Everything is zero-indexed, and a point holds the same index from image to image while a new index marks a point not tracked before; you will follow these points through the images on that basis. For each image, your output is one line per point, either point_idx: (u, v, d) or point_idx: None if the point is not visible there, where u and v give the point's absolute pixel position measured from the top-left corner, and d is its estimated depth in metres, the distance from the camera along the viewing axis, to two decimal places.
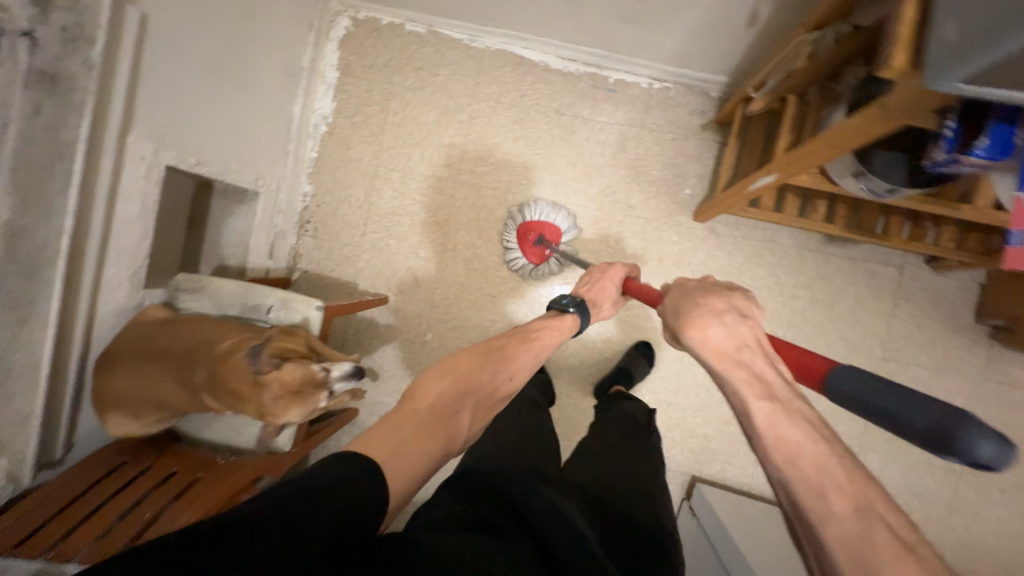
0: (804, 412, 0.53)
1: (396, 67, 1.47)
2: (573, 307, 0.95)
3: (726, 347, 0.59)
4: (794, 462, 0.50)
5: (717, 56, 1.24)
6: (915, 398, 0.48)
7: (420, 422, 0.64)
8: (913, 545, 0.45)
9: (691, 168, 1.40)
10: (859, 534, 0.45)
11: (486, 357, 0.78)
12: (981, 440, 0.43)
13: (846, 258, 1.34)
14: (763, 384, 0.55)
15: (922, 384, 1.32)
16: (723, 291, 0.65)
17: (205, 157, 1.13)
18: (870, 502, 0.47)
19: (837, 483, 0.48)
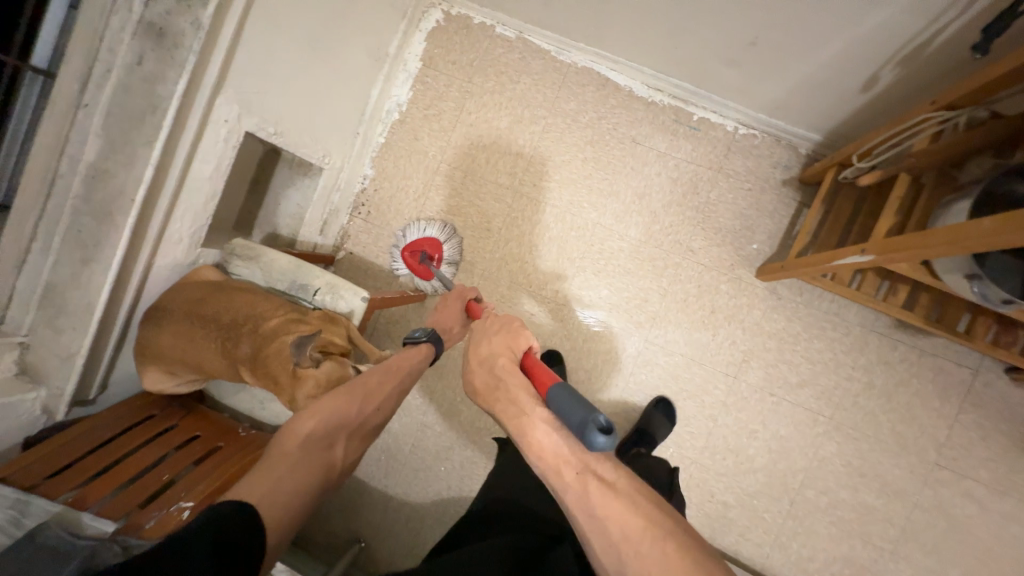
0: (542, 417, 0.63)
1: (479, 68, 1.45)
2: (426, 339, 0.95)
3: (486, 386, 0.70)
4: (545, 462, 0.61)
5: (818, 114, 1.16)
6: (576, 400, 0.60)
7: (291, 459, 0.76)
8: (614, 482, 0.59)
9: (763, 223, 1.32)
10: (580, 494, 0.58)
11: (358, 390, 0.84)
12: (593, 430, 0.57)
13: (915, 348, 1.24)
14: (513, 405, 0.66)
15: (975, 500, 1.21)
16: (495, 334, 0.75)
17: (281, 128, 1.13)
18: (586, 463, 0.60)
19: (564, 457, 0.60)
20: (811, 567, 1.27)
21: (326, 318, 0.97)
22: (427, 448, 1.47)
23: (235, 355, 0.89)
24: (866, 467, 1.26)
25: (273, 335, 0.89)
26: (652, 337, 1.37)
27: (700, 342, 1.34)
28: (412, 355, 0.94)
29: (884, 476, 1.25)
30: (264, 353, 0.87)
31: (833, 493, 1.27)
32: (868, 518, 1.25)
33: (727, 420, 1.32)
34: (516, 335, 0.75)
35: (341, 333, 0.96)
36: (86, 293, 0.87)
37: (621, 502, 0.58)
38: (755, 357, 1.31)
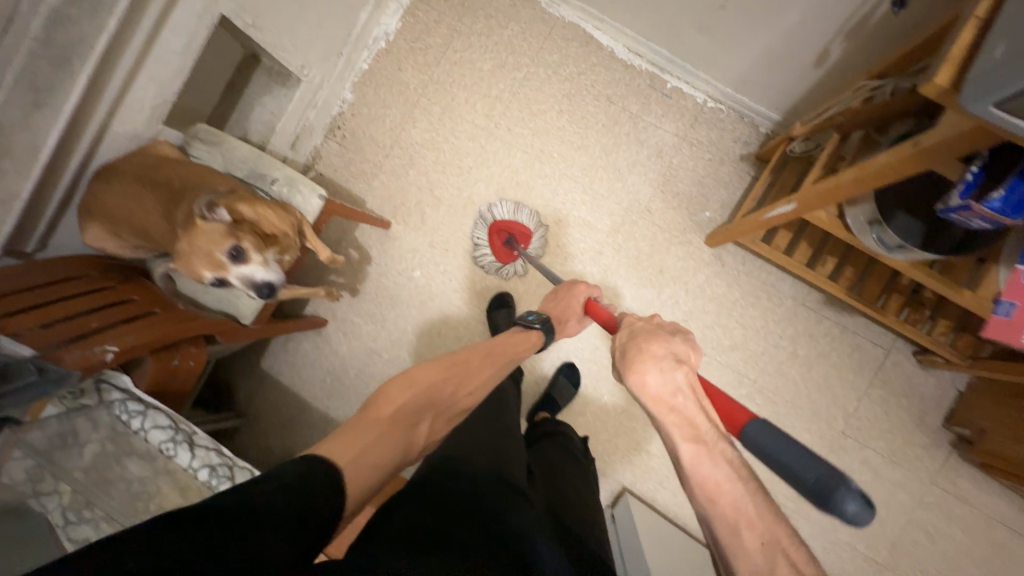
0: (726, 455, 0.59)
1: (470, 9, 1.48)
2: (539, 326, 0.96)
3: (662, 393, 0.64)
4: (715, 502, 0.56)
5: (777, 90, 1.24)
6: (807, 452, 0.57)
7: (382, 426, 0.64)
8: (801, 565, 0.52)
9: (718, 193, 1.40)
10: (763, 565, 0.52)
11: (454, 366, 0.78)
12: (850, 498, 0.52)
13: (838, 324, 1.33)
14: (691, 427, 0.61)
15: (871, 468, 1.31)
16: (664, 338, 0.71)
17: (260, 23, 1.13)
18: (776, 536, 0.54)
19: (750, 519, 0.54)
20: None
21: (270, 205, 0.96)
22: (372, 373, 1.49)
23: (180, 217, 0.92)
24: (780, 429, 1.34)
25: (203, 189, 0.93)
26: (601, 289, 1.42)
27: (645, 299, 1.41)
28: (518, 343, 0.92)
29: (795, 440, 1.34)
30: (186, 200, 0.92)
31: None
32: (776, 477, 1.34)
33: None
34: (693, 350, 0.71)
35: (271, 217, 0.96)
36: (34, 137, 0.86)
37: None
38: (694, 317, 1.39)
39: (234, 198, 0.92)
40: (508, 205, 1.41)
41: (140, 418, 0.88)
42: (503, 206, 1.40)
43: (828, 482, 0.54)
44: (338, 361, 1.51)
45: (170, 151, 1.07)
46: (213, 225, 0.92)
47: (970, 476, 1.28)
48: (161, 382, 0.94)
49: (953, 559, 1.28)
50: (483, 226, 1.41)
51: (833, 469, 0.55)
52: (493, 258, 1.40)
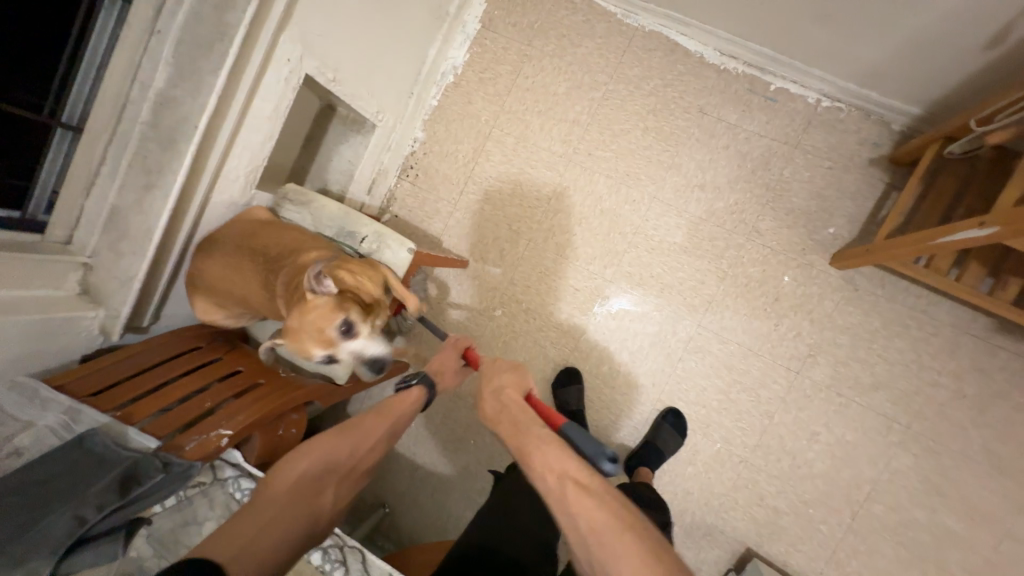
0: (539, 432, 0.64)
1: (539, 31, 1.40)
2: (418, 381, 0.89)
3: (494, 411, 0.69)
4: (535, 473, 0.60)
5: (921, 80, 1.03)
6: (593, 437, 0.69)
7: (274, 507, 0.62)
8: (595, 492, 0.57)
9: (843, 205, 1.20)
10: (571, 510, 0.56)
11: (353, 429, 0.74)
12: (609, 463, 0.66)
13: (1018, 355, 1.08)
14: (511, 421, 0.67)
15: None
16: (503, 368, 0.76)
17: (340, 76, 1.12)
18: (569, 474, 0.59)
19: (558, 471, 0.59)
20: None
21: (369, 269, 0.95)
22: (456, 419, 1.43)
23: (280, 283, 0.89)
24: (946, 484, 1.11)
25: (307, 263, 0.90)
26: (704, 323, 1.27)
27: (759, 332, 1.23)
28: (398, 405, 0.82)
29: (969, 498, 1.10)
30: (290, 275, 0.89)
31: (905, 512, 1.13)
32: (946, 543, 1.11)
33: (785, 418, 1.20)
34: (523, 370, 0.76)
35: (372, 283, 0.94)
36: (147, 218, 0.88)
37: (608, 522, 0.55)
38: (822, 352, 1.19)
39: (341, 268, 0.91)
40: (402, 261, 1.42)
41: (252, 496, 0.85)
42: None
43: (595, 451, 0.67)
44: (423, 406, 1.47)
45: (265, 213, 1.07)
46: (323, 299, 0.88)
47: None
48: (271, 455, 0.93)
49: None
50: None
51: (601, 443, 0.68)
52: None
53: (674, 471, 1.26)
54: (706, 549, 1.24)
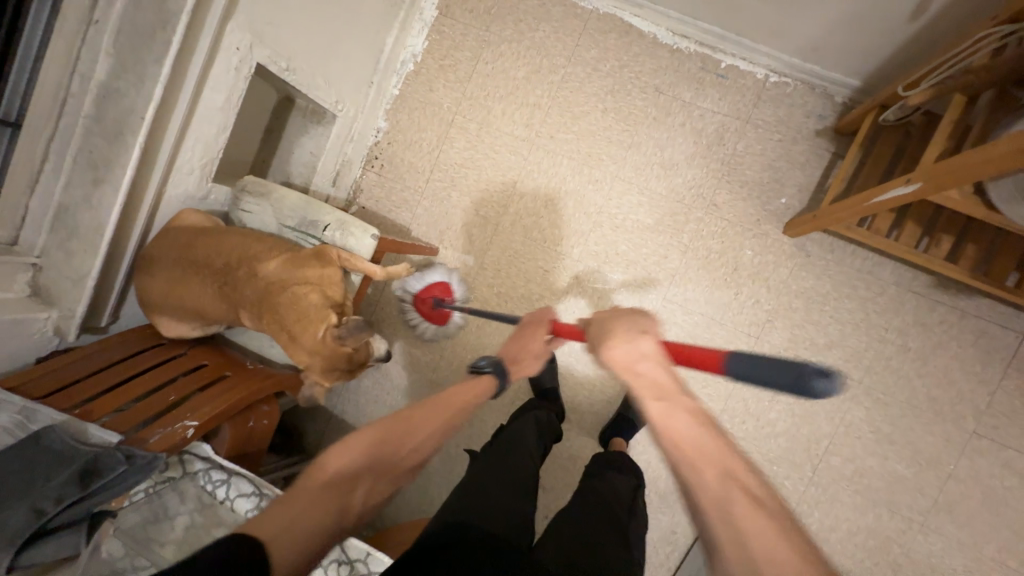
0: (688, 406, 0.55)
1: (497, 16, 1.40)
2: (490, 369, 0.87)
3: (624, 365, 0.59)
4: (680, 452, 0.52)
5: (857, 52, 1.09)
6: (776, 360, 0.55)
7: (309, 497, 0.58)
8: (758, 496, 0.49)
9: (793, 176, 1.25)
10: (722, 500, 0.49)
11: (402, 417, 0.71)
12: (825, 381, 0.51)
13: (955, 310, 1.16)
14: (656, 386, 0.56)
15: (1014, 471, 1.13)
16: (624, 316, 0.65)
17: (294, 65, 1.11)
18: (729, 467, 0.51)
19: (707, 457, 0.51)
20: (833, 537, 1.21)
21: (319, 269, 0.93)
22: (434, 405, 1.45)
23: (235, 301, 0.90)
24: (895, 432, 1.19)
25: (257, 279, 0.89)
26: (669, 296, 1.31)
27: (721, 301, 1.28)
28: (465, 391, 0.81)
29: (916, 444, 1.18)
30: (243, 293, 0.89)
31: (860, 462, 1.20)
32: (897, 488, 1.19)
33: (748, 382, 1.26)
34: (649, 318, 0.65)
35: (333, 290, 0.94)
36: (96, 213, 0.86)
37: (771, 524, 0.46)
38: (779, 317, 1.25)
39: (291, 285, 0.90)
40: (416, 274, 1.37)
41: (224, 486, 0.85)
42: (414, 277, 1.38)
43: (794, 376, 0.52)
44: (401, 395, 1.48)
45: (200, 218, 0.98)
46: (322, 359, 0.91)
47: None
48: (240, 446, 0.93)
49: None
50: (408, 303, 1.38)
51: (792, 361, 0.53)
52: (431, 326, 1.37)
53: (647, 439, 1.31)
54: (680, 512, 1.29)
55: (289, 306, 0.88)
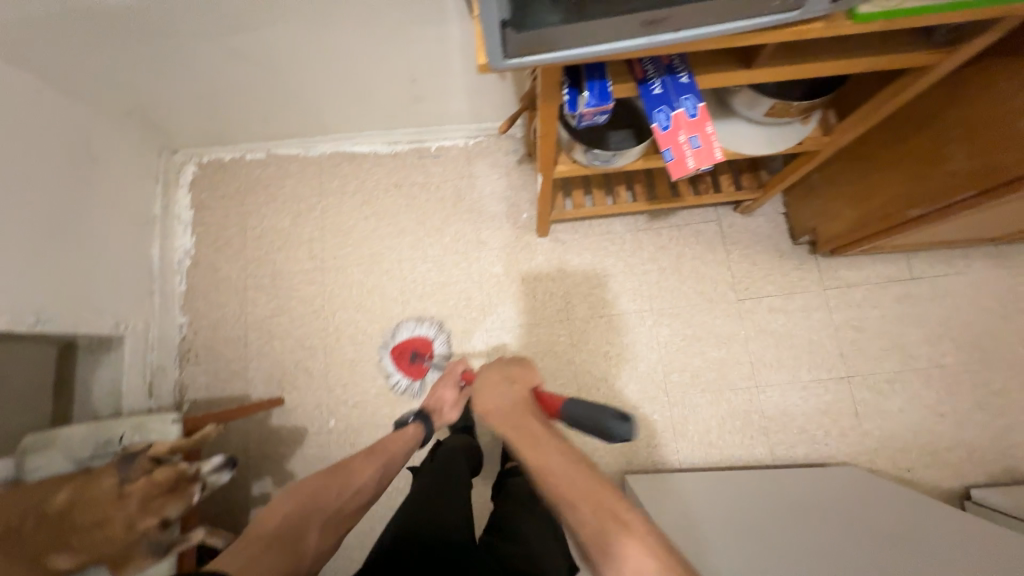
0: (557, 444, 0.70)
1: (246, 191, 1.63)
2: (415, 420, 1.09)
3: (502, 411, 0.81)
4: (557, 490, 0.64)
5: (500, 106, 1.49)
6: (590, 404, 0.82)
7: (266, 541, 0.72)
8: (631, 524, 0.59)
9: (522, 196, 1.59)
10: (599, 530, 0.59)
11: (336, 470, 0.88)
12: (618, 423, 0.79)
13: (673, 226, 1.51)
14: (528, 433, 0.74)
15: (780, 310, 1.44)
16: (498, 368, 0.90)
17: (46, 315, 1.16)
18: (604, 502, 0.61)
19: (580, 491, 0.63)
20: (713, 438, 1.37)
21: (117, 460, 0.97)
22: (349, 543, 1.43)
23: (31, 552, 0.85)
24: (696, 330, 1.44)
25: (49, 511, 0.87)
26: (489, 326, 1.50)
27: (527, 308, 1.50)
28: (398, 437, 1.03)
29: (714, 330, 1.44)
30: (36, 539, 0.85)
31: (691, 366, 1.42)
32: (725, 369, 1.41)
33: (582, 356, 1.45)
34: (523, 372, 0.89)
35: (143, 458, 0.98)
36: None
37: (643, 546, 0.56)
38: (573, 295, 1.50)
39: (90, 482, 0.92)
40: (409, 324, 1.46)
41: None
42: (403, 328, 1.45)
43: (602, 419, 0.80)
44: None
45: None
46: (137, 497, 0.93)
47: (841, 265, 1.44)
48: None
49: (885, 334, 1.40)
50: (385, 353, 1.43)
51: (603, 408, 0.80)
52: (405, 379, 1.41)
53: None
54: None
55: (90, 505, 0.90)
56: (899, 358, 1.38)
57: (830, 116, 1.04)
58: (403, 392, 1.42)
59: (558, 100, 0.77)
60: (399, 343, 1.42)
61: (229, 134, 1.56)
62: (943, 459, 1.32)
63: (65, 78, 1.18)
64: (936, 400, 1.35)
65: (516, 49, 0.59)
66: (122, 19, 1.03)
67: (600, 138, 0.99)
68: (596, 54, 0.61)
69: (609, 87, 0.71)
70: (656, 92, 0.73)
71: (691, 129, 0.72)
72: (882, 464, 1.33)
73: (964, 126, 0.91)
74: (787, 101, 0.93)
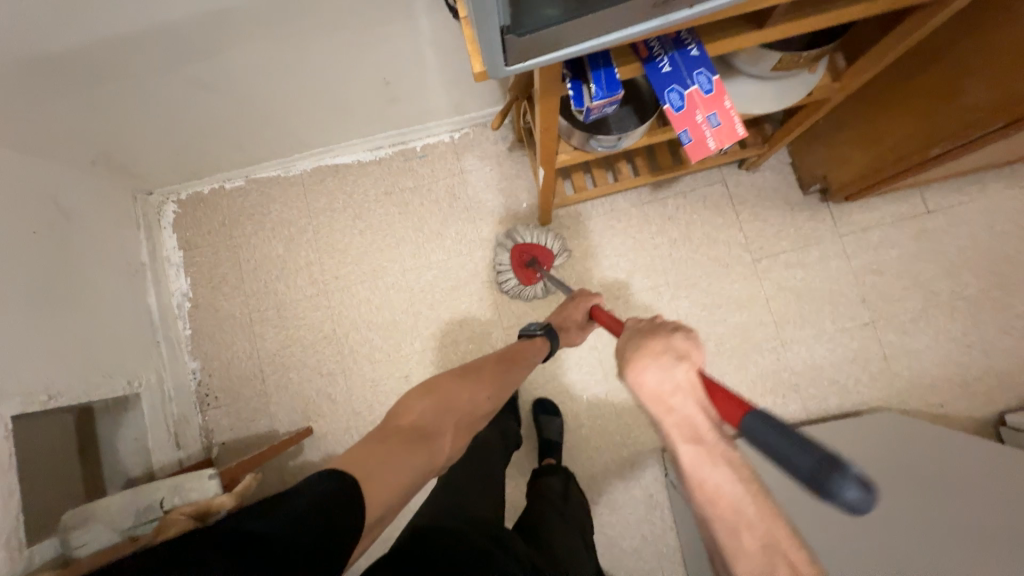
0: (728, 453, 0.52)
1: (232, 223, 1.57)
2: (541, 333, 1.10)
3: (663, 391, 0.56)
4: (718, 511, 0.50)
5: (483, 95, 1.41)
6: (804, 442, 0.51)
7: (411, 431, 0.74)
8: (802, 569, 0.48)
9: (518, 185, 1.53)
10: (764, 569, 0.49)
11: (466, 375, 0.90)
12: (852, 486, 0.46)
13: (678, 194, 1.46)
14: (689, 426, 0.55)
15: (797, 265, 1.41)
16: (664, 329, 0.64)
17: (56, 389, 1.12)
18: (777, 539, 0.49)
19: (749, 522, 0.49)
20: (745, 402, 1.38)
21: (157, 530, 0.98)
22: None
23: None
24: (716, 297, 1.42)
25: None
26: (506, 324, 1.47)
27: (542, 299, 1.47)
28: (520, 349, 1.05)
29: (733, 294, 1.42)
30: None
31: (715, 334, 1.41)
32: (749, 333, 1.40)
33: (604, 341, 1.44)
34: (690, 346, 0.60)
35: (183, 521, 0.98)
36: None
37: None
38: (587, 280, 1.46)
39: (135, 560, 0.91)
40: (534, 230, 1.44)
41: None
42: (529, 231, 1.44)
43: (823, 469, 0.48)
44: None
45: None
46: None
47: (853, 210, 1.41)
48: None
49: (905, 273, 1.38)
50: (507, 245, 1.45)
51: (832, 453, 0.49)
52: (515, 281, 1.43)
53: (574, 440, 1.43)
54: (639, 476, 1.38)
55: None
56: (922, 295, 1.37)
57: (839, 61, 0.98)
58: (511, 293, 1.45)
59: (558, 93, 0.71)
60: (524, 243, 1.42)
61: (203, 166, 1.48)
62: (973, 390, 1.33)
63: (18, 137, 1.09)
64: (962, 332, 1.35)
65: (517, 55, 0.54)
66: (67, 64, 0.94)
67: (601, 122, 0.93)
68: (602, 45, 0.56)
69: (617, 73, 0.66)
70: (665, 69, 0.67)
71: (708, 106, 0.67)
72: (914, 403, 1.33)
73: (986, 55, 0.86)
74: (795, 52, 0.87)
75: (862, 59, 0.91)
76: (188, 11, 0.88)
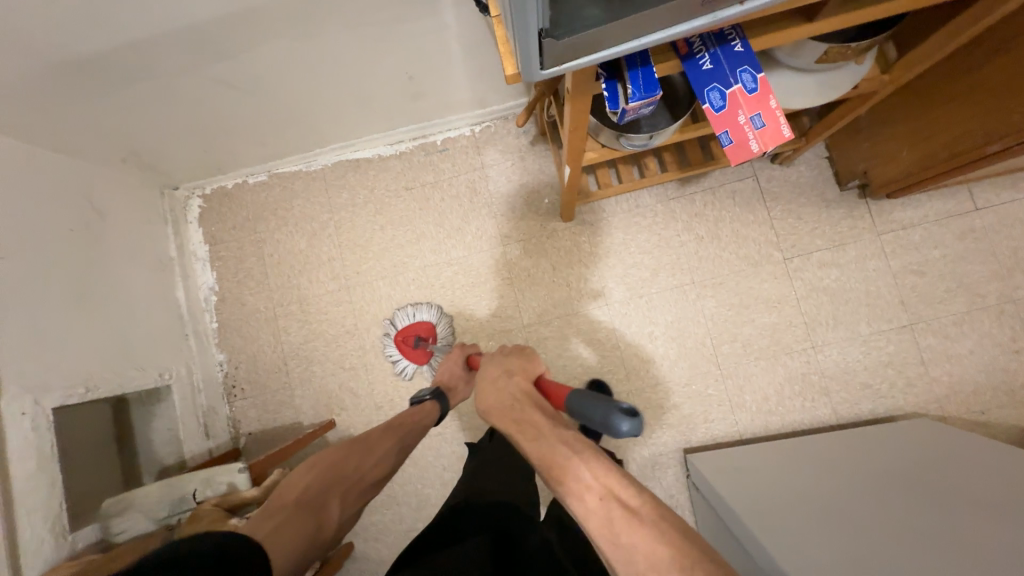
0: (562, 434, 0.61)
1: (256, 218, 1.58)
2: (431, 396, 1.04)
3: (503, 404, 0.70)
4: (563, 486, 0.56)
5: (506, 87, 1.37)
6: (591, 399, 0.64)
7: (288, 512, 0.73)
8: (638, 507, 0.52)
9: (539, 180, 1.50)
10: (607, 524, 0.52)
11: (356, 444, 0.86)
12: (626, 420, 0.60)
13: (706, 190, 1.41)
14: (529, 425, 0.65)
15: (831, 264, 1.35)
16: (499, 361, 0.80)
17: (94, 382, 1.16)
18: (611, 487, 0.54)
19: (586, 483, 0.54)
20: (773, 405, 1.34)
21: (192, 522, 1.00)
22: None
23: None
24: (744, 297, 1.38)
25: None
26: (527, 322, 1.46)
27: (563, 296, 1.45)
28: (420, 412, 1.00)
29: (762, 294, 1.37)
30: None
31: (742, 336, 1.37)
32: (778, 334, 1.36)
33: (627, 341, 1.41)
34: (525, 362, 0.79)
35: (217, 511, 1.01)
36: None
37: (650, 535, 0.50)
38: (609, 279, 1.43)
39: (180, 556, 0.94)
40: (414, 310, 1.45)
41: None
42: (405, 313, 1.44)
43: (605, 416, 0.61)
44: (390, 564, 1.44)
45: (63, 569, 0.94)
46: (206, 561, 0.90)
47: (895, 206, 1.34)
48: None
49: (949, 274, 1.31)
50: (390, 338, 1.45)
51: (608, 402, 0.62)
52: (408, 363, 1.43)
53: None
54: (661, 478, 1.36)
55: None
56: (967, 298, 1.30)
57: (890, 50, 0.92)
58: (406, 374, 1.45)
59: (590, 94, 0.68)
60: (401, 328, 1.43)
61: (228, 162, 1.49)
62: (1020, 397, 1.26)
63: (52, 136, 1.11)
64: (1009, 338, 1.28)
65: (554, 60, 0.52)
66: (96, 66, 0.95)
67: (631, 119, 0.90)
68: (645, 46, 0.53)
69: (655, 72, 0.62)
70: (705, 67, 0.63)
71: (752, 106, 0.64)
72: (954, 409, 1.28)
73: None
74: (844, 44, 0.81)
75: (916, 51, 0.85)
76: (212, 11, 0.87)
